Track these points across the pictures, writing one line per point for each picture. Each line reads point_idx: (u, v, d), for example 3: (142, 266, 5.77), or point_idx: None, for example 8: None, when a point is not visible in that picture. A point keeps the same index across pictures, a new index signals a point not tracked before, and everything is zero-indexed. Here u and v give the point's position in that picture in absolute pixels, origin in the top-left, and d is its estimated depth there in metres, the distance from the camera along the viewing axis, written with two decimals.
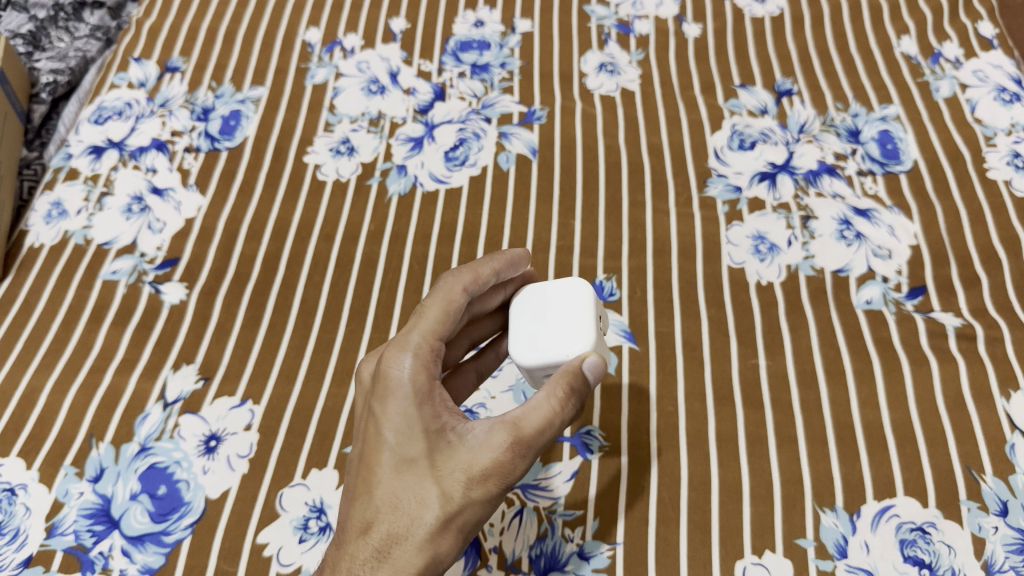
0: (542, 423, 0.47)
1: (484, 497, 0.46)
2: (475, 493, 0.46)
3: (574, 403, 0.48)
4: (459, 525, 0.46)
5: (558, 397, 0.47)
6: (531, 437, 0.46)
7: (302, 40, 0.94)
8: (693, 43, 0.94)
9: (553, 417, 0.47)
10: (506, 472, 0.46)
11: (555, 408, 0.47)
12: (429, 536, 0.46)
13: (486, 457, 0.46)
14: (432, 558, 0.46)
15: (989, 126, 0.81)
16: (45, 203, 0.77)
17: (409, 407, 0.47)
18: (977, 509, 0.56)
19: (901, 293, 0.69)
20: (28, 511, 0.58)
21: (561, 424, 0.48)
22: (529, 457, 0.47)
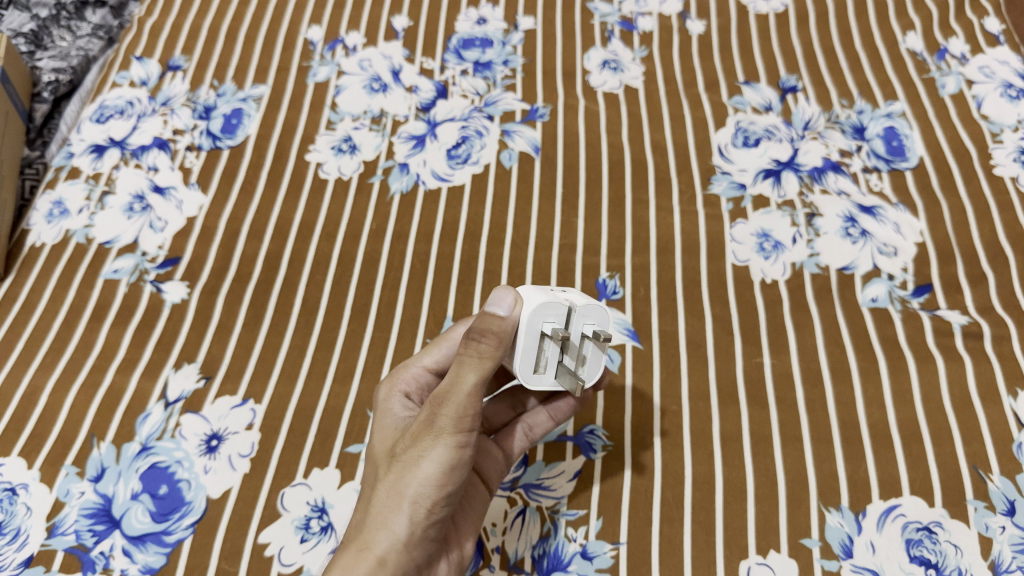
0: (458, 372, 0.48)
1: (423, 460, 0.48)
2: (413, 459, 0.48)
3: (487, 343, 0.48)
4: (404, 492, 0.48)
5: (470, 343, 0.48)
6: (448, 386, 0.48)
7: (304, 38, 0.94)
8: (697, 40, 0.93)
9: (465, 362, 0.48)
10: (435, 428, 0.48)
11: (467, 354, 0.49)
12: (379, 508, 0.48)
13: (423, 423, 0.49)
14: (385, 529, 0.48)
15: (996, 122, 0.81)
16: (45, 202, 0.77)
17: (386, 416, 0.55)
18: (984, 508, 0.55)
19: (907, 291, 0.69)
20: (29, 511, 0.57)
21: (483, 367, 0.48)
22: (451, 413, 0.48)
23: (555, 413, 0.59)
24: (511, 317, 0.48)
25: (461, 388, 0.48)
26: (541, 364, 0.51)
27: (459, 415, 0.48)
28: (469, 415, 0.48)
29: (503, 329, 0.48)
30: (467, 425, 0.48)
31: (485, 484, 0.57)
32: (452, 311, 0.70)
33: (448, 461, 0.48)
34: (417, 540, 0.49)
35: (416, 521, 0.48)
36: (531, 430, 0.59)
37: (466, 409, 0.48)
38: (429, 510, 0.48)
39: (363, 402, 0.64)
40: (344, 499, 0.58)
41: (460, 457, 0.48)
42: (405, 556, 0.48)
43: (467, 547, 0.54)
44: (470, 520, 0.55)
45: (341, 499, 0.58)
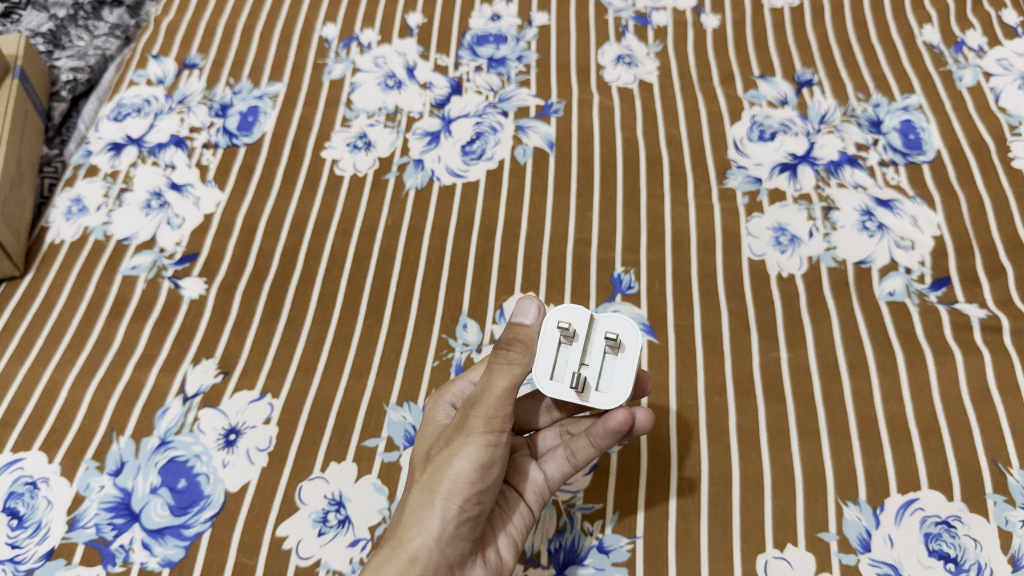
0: (488, 378, 0.50)
1: (456, 459, 0.49)
2: (446, 458, 0.50)
3: (515, 351, 0.49)
4: (435, 488, 0.49)
5: (501, 355, 0.50)
6: (479, 390, 0.50)
7: (319, 36, 0.94)
8: (712, 35, 0.93)
9: (496, 369, 0.49)
10: (466, 429, 0.50)
11: (497, 362, 0.50)
12: (413, 506, 0.49)
13: (457, 426, 0.51)
14: (418, 526, 0.48)
15: (1014, 115, 0.80)
16: (65, 199, 0.78)
17: (429, 425, 0.58)
18: (1004, 502, 0.55)
19: (924, 285, 0.68)
20: (49, 504, 0.58)
21: (513, 373, 0.49)
22: (481, 414, 0.49)
23: (594, 440, 0.56)
24: (535, 324, 0.50)
25: (492, 392, 0.49)
26: (557, 370, 0.50)
27: (489, 416, 0.49)
28: (499, 416, 0.49)
29: (529, 338, 0.50)
30: (497, 427, 0.49)
31: (529, 507, 0.56)
32: (467, 307, 0.70)
33: (479, 459, 0.49)
34: (450, 538, 0.49)
35: (448, 518, 0.49)
36: (573, 456, 0.57)
37: (495, 413, 0.49)
38: (460, 507, 0.49)
39: (379, 397, 0.64)
40: (360, 493, 0.59)
41: (490, 457, 0.50)
42: (437, 554, 0.49)
43: (506, 555, 0.55)
44: (509, 534, 0.55)
45: (358, 493, 0.59)
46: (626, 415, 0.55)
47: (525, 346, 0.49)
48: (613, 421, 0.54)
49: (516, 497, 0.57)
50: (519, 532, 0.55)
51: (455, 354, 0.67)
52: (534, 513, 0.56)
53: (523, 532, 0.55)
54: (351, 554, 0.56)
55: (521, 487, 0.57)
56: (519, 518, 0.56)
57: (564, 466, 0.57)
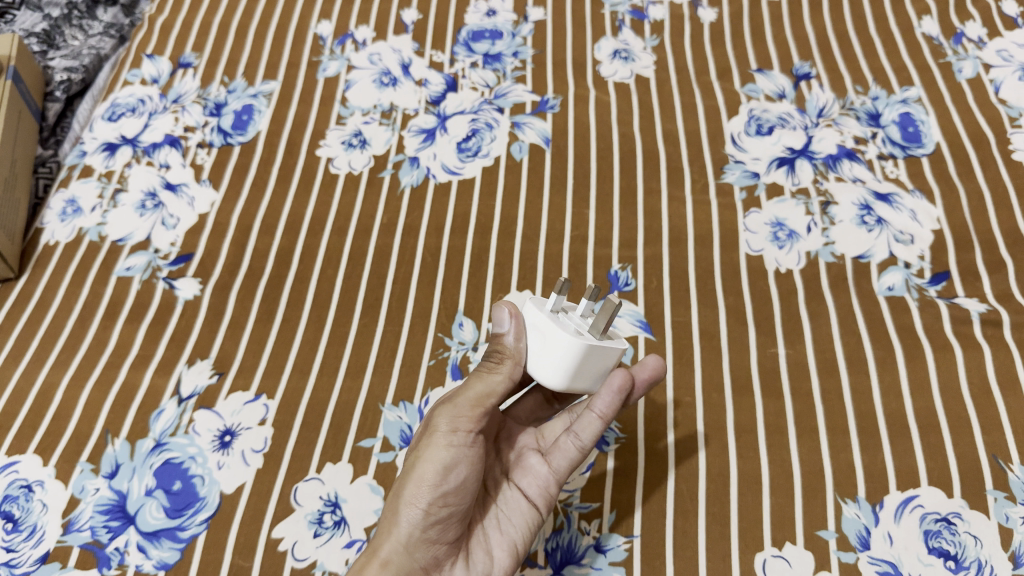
0: (467, 384, 0.51)
1: (421, 461, 0.49)
2: (415, 461, 0.50)
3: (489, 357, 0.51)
4: (402, 492, 0.49)
5: (485, 364, 0.51)
6: (453, 394, 0.51)
7: (314, 33, 0.94)
8: (709, 28, 0.92)
9: (476, 375, 0.51)
10: (432, 429, 0.50)
11: (481, 370, 0.51)
12: (387, 511, 0.50)
13: (427, 428, 0.51)
14: (387, 530, 0.49)
15: (1014, 107, 0.80)
16: (59, 200, 0.78)
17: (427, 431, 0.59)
18: (1004, 499, 0.55)
19: (923, 279, 0.68)
20: (44, 507, 0.57)
21: (490, 379, 0.50)
22: (448, 417, 0.50)
23: (602, 411, 0.52)
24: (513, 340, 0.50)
25: (465, 394, 0.50)
26: (573, 330, 0.48)
27: (454, 417, 0.50)
28: (466, 416, 0.50)
29: (510, 349, 0.50)
30: (463, 427, 0.50)
31: (531, 504, 0.55)
32: (463, 305, 0.69)
33: (442, 460, 0.49)
34: (420, 541, 0.49)
35: (415, 522, 0.49)
36: (579, 438, 0.54)
37: (460, 412, 0.50)
38: (427, 510, 0.49)
39: (375, 397, 0.64)
40: (356, 494, 0.58)
41: (456, 458, 0.49)
42: (407, 557, 0.49)
43: (499, 558, 0.53)
44: (505, 534, 0.54)
45: (354, 494, 0.58)
46: (627, 375, 0.51)
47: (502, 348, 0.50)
48: (615, 382, 0.51)
49: (517, 495, 0.55)
50: (519, 535, 0.54)
51: (451, 353, 0.66)
52: (541, 515, 0.54)
53: (525, 532, 0.54)
54: (347, 555, 0.55)
55: (525, 483, 0.56)
56: (520, 520, 0.54)
57: (574, 453, 0.54)
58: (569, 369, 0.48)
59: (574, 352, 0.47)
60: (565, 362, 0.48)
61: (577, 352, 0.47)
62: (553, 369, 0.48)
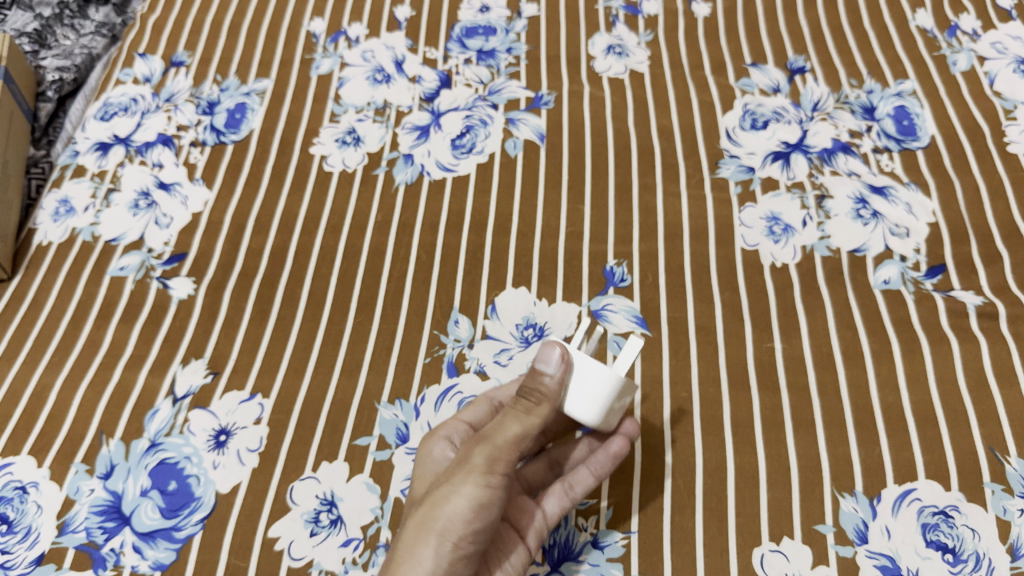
0: (501, 423, 0.52)
1: (453, 495, 0.49)
2: (444, 494, 0.50)
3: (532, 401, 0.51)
4: (431, 524, 0.49)
5: (522, 404, 0.52)
6: (489, 431, 0.52)
7: (307, 31, 0.93)
8: (703, 23, 0.92)
9: (510, 415, 0.52)
10: (467, 463, 0.50)
11: (515, 410, 0.52)
12: (409, 539, 0.49)
13: (458, 463, 0.51)
14: (412, 560, 0.48)
15: (1009, 99, 0.80)
16: (52, 201, 0.77)
17: (424, 461, 0.56)
18: (1001, 491, 0.55)
19: (919, 273, 0.68)
20: (39, 509, 0.57)
21: (527, 421, 0.51)
22: (489, 456, 0.50)
23: (595, 470, 0.56)
24: (558, 375, 0.51)
25: (503, 434, 0.51)
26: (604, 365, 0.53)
27: (493, 457, 0.50)
28: (503, 458, 0.50)
29: (550, 390, 0.51)
30: (499, 469, 0.50)
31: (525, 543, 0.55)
32: (459, 302, 0.69)
33: (477, 498, 0.49)
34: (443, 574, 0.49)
35: (442, 554, 0.49)
36: (571, 489, 0.56)
37: (500, 454, 0.50)
38: (455, 543, 0.49)
39: (370, 395, 0.63)
40: (353, 493, 0.58)
41: (490, 498, 0.50)
42: None
43: None
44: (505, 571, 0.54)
45: (350, 492, 0.58)
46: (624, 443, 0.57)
47: (540, 394, 0.51)
48: (614, 447, 0.57)
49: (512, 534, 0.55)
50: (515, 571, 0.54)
51: (447, 351, 0.66)
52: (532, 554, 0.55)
53: (519, 573, 0.54)
54: (344, 554, 0.55)
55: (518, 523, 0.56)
56: (516, 557, 0.54)
57: (563, 502, 0.56)
58: (604, 403, 0.52)
59: (611, 386, 0.51)
60: (604, 398, 0.52)
61: (614, 386, 0.52)
62: (587, 404, 0.52)
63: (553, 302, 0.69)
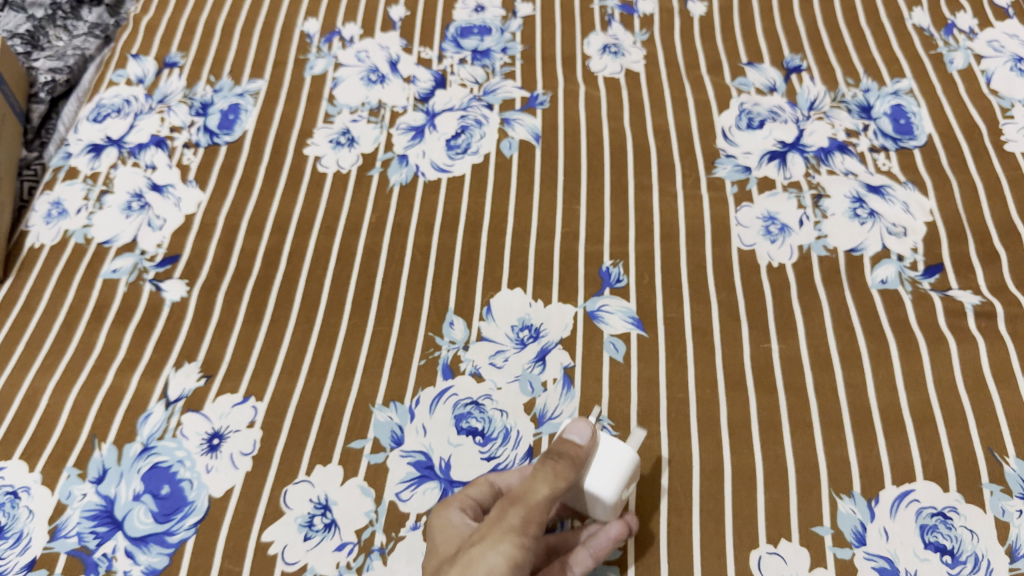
0: (529, 483, 0.50)
1: (489, 551, 0.47)
2: (479, 551, 0.47)
3: (562, 463, 0.51)
4: None
5: (549, 465, 0.51)
6: (519, 492, 0.50)
7: (300, 31, 0.93)
8: (699, 22, 0.92)
9: (539, 476, 0.51)
10: (496, 522, 0.49)
11: (542, 471, 0.51)
12: None
13: (488, 525, 0.49)
14: None
15: (1006, 97, 0.80)
16: (44, 203, 0.77)
17: (434, 530, 0.51)
18: (1000, 492, 0.54)
19: (917, 272, 0.67)
20: (30, 514, 0.57)
21: (557, 481, 0.50)
22: (524, 516, 0.49)
23: (592, 551, 0.53)
24: (588, 443, 0.52)
25: (534, 494, 0.50)
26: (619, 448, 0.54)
27: (526, 515, 0.49)
28: (536, 516, 0.49)
29: (578, 455, 0.51)
30: (531, 530, 0.49)
31: None
32: (454, 304, 0.69)
33: (512, 555, 0.47)
34: None
35: None
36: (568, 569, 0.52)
37: (533, 513, 0.49)
38: None
39: (365, 397, 0.63)
40: (347, 496, 0.57)
41: (524, 557, 0.47)
42: None
43: None
44: None
45: (344, 496, 0.58)
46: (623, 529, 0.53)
47: (564, 454, 0.51)
48: (612, 531, 0.53)
49: None
50: None
51: (442, 352, 0.66)
52: None
53: None
54: (338, 558, 0.55)
55: None
56: None
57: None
58: (619, 482, 0.52)
59: (627, 461, 0.52)
60: (623, 472, 0.52)
61: (630, 461, 0.52)
62: (608, 479, 0.52)
63: (548, 303, 0.68)
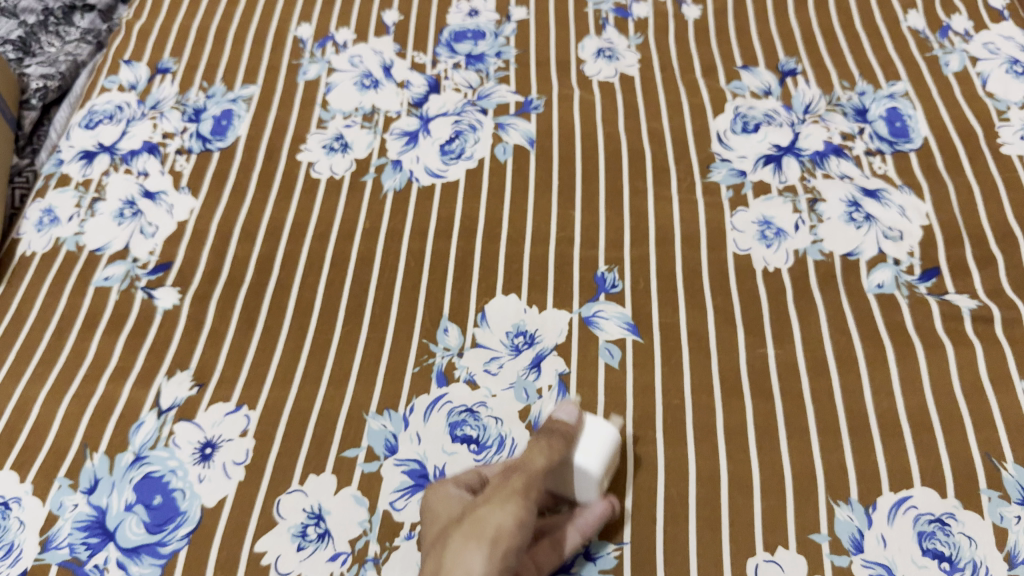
0: (528, 457, 0.54)
1: (499, 508, 0.48)
2: (490, 506, 0.49)
3: (555, 440, 0.55)
4: (483, 529, 0.47)
5: (544, 441, 0.55)
6: (519, 464, 0.53)
7: (294, 36, 0.93)
8: (693, 25, 0.92)
9: (536, 451, 0.54)
10: (504, 487, 0.51)
11: (538, 448, 0.54)
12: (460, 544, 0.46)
13: (492, 492, 0.51)
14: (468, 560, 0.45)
15: (1002, 100, 0.79)
16: (36, 211, 0.76)
17: (430, 503, 0.53)
18: (998, 498, 0.54)
19: (913, 276, 0.67)
20: (22, 525, 0.56)
21: (553, 455, 0.54)
22: (527, 481, 0.52)
23: (582, 527, 0.54)
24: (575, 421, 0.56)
25: (532, 466, 0.53)
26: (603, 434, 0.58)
27: (529, 481, 0.52)
28: (537, 483, 0.52)
29: (568, 431, 0.55)
30: (534, 494, 0.51)
31: None
32: (448, 310, 0.68)
33: (520, 511, 0.49)
34: None
35: (495, 558, 0.45)
36: (560, 546, 0.53)
37: (534, 481, 0.52)
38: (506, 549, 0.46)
39: (358, 405, 0.62)
40: (340, 505, 0.57)
41: (530, 515, 0.49)
42: None
43: None
44: None
45: (338, 505, 0.57)
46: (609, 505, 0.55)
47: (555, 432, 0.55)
48: (600, 508, 0.55)
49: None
50: None
51: (436, 359, 0.65)
52: None
53: None
54: (332, 568, 0.54)
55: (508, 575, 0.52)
56: None
57: (552, 559, 0.53)
58: (602, 454, 0.55)
59: (609, 436, 0.56)
60: (607, 447, 0.56)
61: (612, 438, 0.56)
62: (594, 454, 0.55)
63: (543, 309, 0.68)
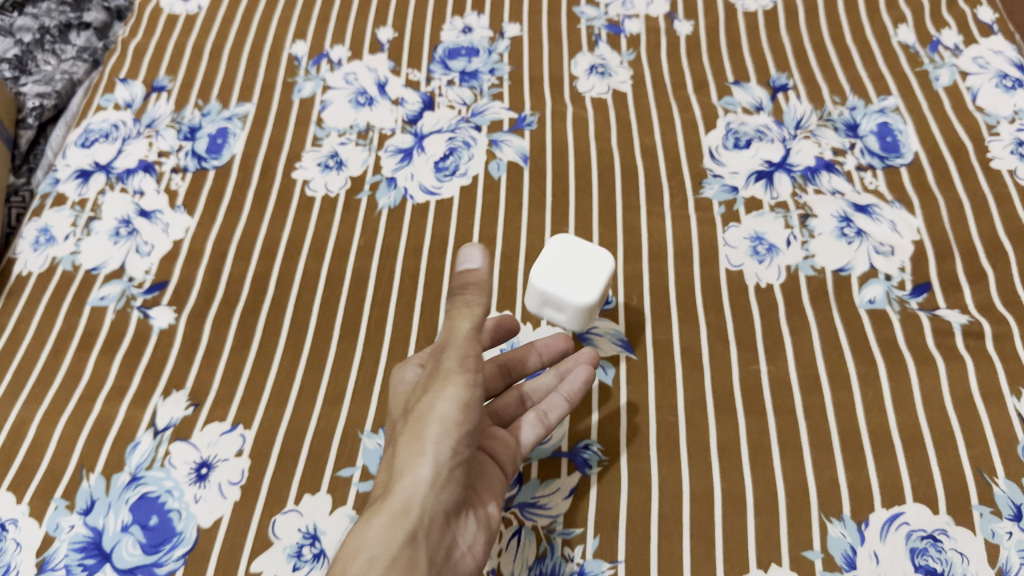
0: (453, 323, 0.52)
1: (437, 402, 0.48)
2: (427, 403, 0.49)
3: (471, 296, 0.53)
4: (424, 434, 0.47)
5: (464, 301, 0.53)
6: (444, 341, 0.52)
7: (288, 54, 0.93)
8: (686, 41, 0.92)
9: (458, 314, 0.52)
10: (443, 370, 0.50)
11: (460, 309, 0.53)
12: (403, 454, 0.47)
13: (433, 374, 0.51)
14: (410, 472, 0.46)
15: (992, 114, 0.80)
16: (32, 229, 0.77)
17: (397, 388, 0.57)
18: (990, 514, 0.54)
19: (904, 291, 0.67)
20: (18, 546, 0.57)
21: (474, 313, 0.52)
22: (462, 358, 0.50)
23: (568, 394, 0.60)
24: (483, 264, 0.55)
25: (458, 334, 0.51)
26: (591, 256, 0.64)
27: (462, 356, 0.50)
28: (472, 352, 0.51)
29: (480, 281, 0.54)
30: (472, 365, 0.50)
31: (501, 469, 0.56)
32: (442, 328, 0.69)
33: (461, 398, 0.48)
34: (443, 483, 0.47)
35: (441, 461, 0.47)
36: (545, 416, 0.59)
37: (467, 351, 0.51)
38: (452, 449, 0.47)
39: (353, 424, 0.63)
40: (336, 525, 0.57)
41: (476, 397, 0.49)
42: (432, 499, 0.46)
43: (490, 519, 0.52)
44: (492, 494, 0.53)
45: (333, 525, 0.57)
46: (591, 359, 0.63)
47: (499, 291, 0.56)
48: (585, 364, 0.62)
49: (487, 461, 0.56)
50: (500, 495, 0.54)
51: None
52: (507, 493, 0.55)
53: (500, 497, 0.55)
54: None
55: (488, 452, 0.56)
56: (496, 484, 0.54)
57: (538, 429, 0.58)
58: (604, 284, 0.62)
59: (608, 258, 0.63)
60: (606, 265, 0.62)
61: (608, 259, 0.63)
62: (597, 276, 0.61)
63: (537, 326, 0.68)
